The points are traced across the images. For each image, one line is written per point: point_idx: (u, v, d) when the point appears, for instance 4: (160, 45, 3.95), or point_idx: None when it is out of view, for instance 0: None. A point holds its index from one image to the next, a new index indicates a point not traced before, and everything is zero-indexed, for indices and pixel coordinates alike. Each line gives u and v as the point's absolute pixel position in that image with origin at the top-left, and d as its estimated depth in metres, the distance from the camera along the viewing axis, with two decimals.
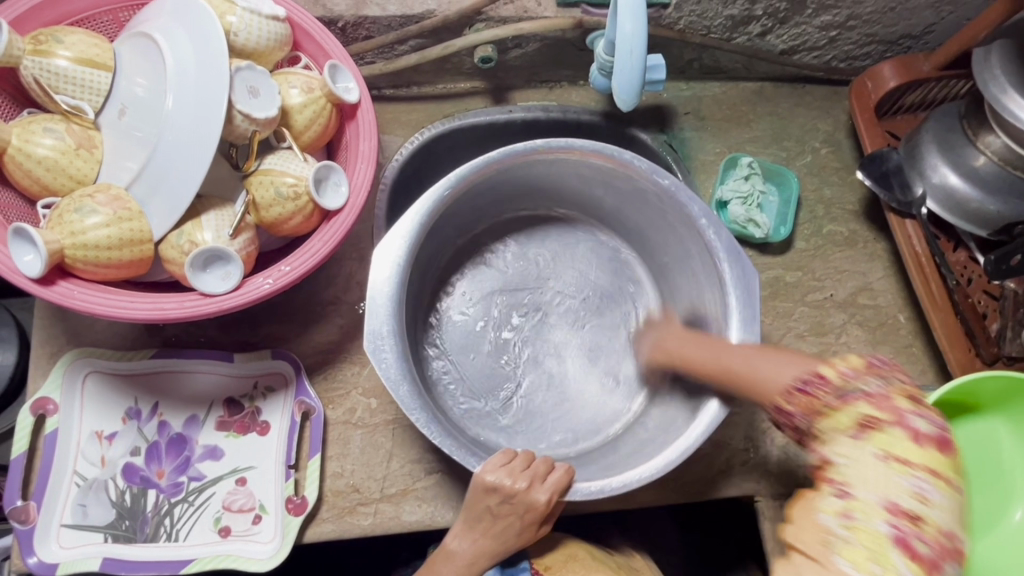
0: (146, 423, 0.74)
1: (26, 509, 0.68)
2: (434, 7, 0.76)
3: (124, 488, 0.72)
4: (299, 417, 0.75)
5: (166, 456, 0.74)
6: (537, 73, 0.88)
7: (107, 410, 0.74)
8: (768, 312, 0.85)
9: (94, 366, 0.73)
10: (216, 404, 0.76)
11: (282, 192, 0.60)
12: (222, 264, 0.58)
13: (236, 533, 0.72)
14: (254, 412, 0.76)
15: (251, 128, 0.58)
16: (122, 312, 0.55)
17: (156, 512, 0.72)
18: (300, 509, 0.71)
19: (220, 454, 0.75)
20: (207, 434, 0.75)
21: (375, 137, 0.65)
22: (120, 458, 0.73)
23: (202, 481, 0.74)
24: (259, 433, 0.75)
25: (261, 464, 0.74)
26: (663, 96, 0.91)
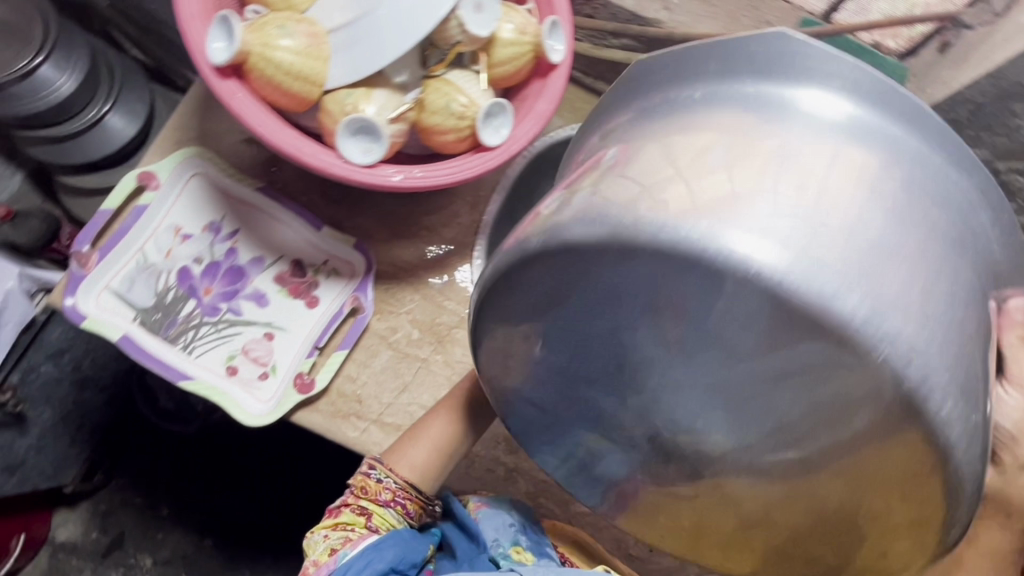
0: (220, 241, 0.77)
1: (86, 256, 0.72)
2: (664, 19, 0.76)
3: (172, 286, 0.75)
4: (346, 310, 0.77)
5: (218, 279, 0.77)
6: None
7: (194, 213, 0.77)
8: None
9: (206, 173, 0.77)
10: (284, 259, 0.78)
11: (451, 106, 0.60)
12: (370, 138, 0.59)
13: (240, 378, 0.73)
14: (312, 283, 0.77)
15: (458, 37, 0.60)
16: (265, 134, 0.56)
17: (185, 321, 0.74)
18: (304, 389, 0.73)
19: (265, 302, 0.77)
20: (263, 278, 0.77)
21: (554, 103, 0.64)
22: (182, 259, 0.76)
23: (237, 318, 0.76)
24: (306, 304, 0.77)
25: (292, 330, 0.76)
26: None
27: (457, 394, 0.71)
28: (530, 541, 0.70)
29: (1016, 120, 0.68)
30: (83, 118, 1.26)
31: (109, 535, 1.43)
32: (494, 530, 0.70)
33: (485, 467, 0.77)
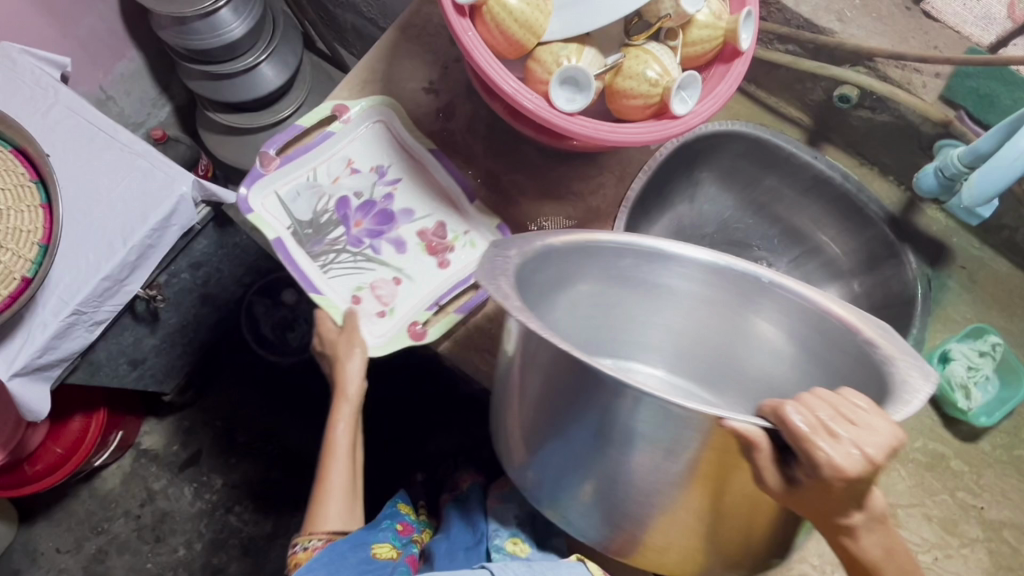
0: (382, 184, 0.84)
1: (271, 159, 0.81)
2: (837, 29, 0.81)
3: (329, 210, 0.82)
4: (472, 280, 0.80)
5: (370, 217, 0.83)
6: (863, 143, 0.92)
7: (368, 152, 0.85)
8: (910, 476, 0.83)
9: (390, 124, 0.85)
10: (433, 219, 0.83)
11: (647, 74, 0.66)
12: (576, 90, 0.65)
13: (361, 308, 0.79)
14: (448, 246, 0.82)
15: (668, 11, 0.66)
16: (490, 72, 0.62)
17: (331, 243, 0.81)
18: (415, 337, 0.77)
19: (403, 249, 0.82)
20: (408, 229, 0.83)
21: (734, 87, 0.69)
22: (347, 189, 0.83)
23: (373, 256, 0.82)
24: (438, 263, 0.82)
25: (418, 282, 0.81)
26: (951, 239, 0.92)
27: (342, 443, 0.79)
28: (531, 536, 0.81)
29: None
30: (241, 62, 1.36)
31: (188, 451, 1.51)
32: (497, 521, 0.83)
33: None
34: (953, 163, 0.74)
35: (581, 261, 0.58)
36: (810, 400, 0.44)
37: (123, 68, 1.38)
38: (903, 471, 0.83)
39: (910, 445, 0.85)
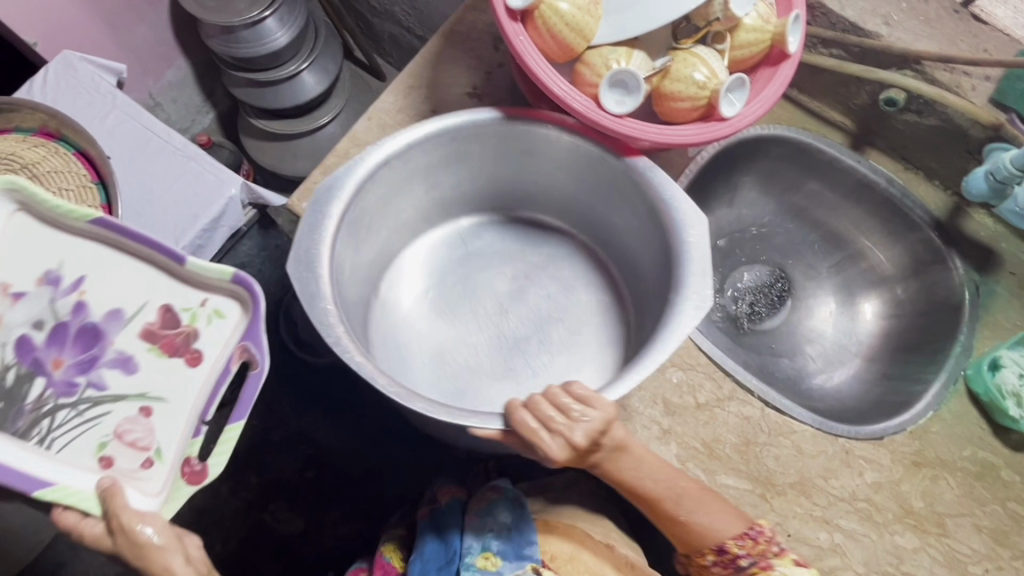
0: (61, 296, 0.62)
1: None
2: (884, 33, 0.80)
3: (12, 364, 0.60)
4: (234, 366, 0.62)
5: (75, 347, 0.61)
6: (907, 147, 0.91)
7: (26, 261, 0.62)
8: (959, 484, 0.82)
9: (30, 207, 0.62)
10: (153, 307, 0.63)
11: (696, 76, 0.66)
12: (625, 91, 0.66)
13: (117, 470, 0.58)
14: (190, 335, 0.62)
15: (716, 15, 0.67)
16: (541, 74, 0.64)
17: (36, 408, 0.59)
18: (195, 479, 0.58)
19: (133, 369, 0.62)
20: (126, 334, 0.62)
21: (782, 89, 0.69)
22: (17, 326, 0.61)
23: (101, 393, 0.61)
24: (187, 361, 0.62)
25: (175, 400, 0.61)
26: (999, 245, 0.91)
27: None
28: (503, 546, 0.79)
29: None
30: (284, 69, 1.39)
31: None
32: (473, 535, 0.82)
33: (644, 424, 0.80)
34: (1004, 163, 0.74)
35: (382, 181, 0.72)
36: (539, 405, 0.60)
37: (172, 75, 1.43)
38: (952, 479, 0.82)
39: (959, 454, 0.83)
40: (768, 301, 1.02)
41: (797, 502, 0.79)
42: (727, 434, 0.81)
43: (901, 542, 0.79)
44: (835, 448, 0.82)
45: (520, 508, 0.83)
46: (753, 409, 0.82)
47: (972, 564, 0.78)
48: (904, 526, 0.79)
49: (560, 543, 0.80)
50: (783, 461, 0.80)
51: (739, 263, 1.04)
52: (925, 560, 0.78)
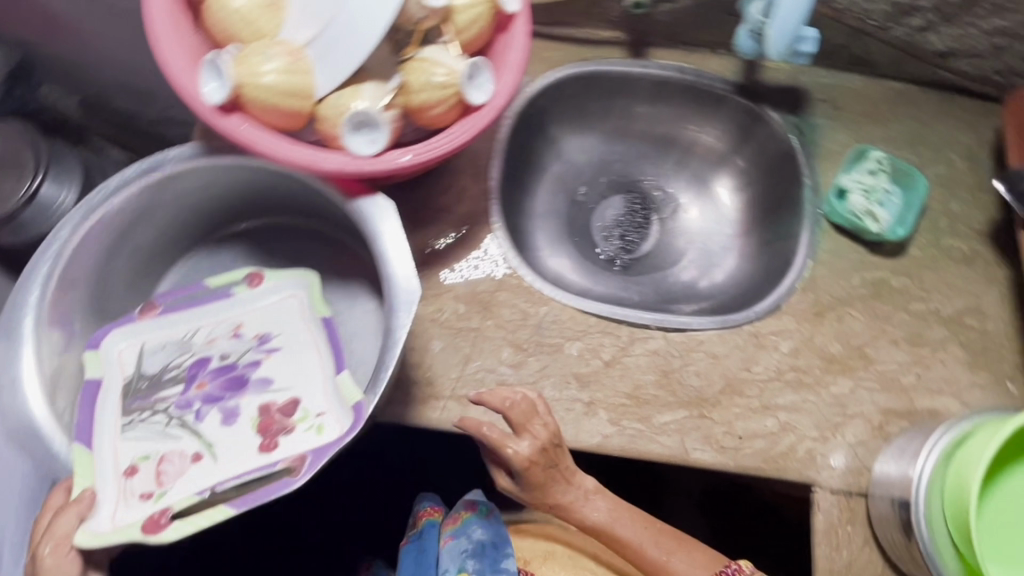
0: (257, 348, 0.72)
1: (152, 308, 0.75)
2: None
3: (185, 369, 0.71)
4: (281, 468, 0.63)
5: (219, 378, 0.71)
6: (680, 32, 0.90)
7: (260, 315, 0.74)
8: (865, 312, 0.84)
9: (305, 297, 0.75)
10: (287, 395, 0.69)
11: (434, 80, 0.64)
12: (371, 130, 0.62)
13: (128, 484, 0.64)
14: (283, 429, 0.66)
15: (420, 15, 0.63)
16: (279, 154, 0.61)
17: (157, 402, 0.69)
18: (153, 529, 0.60)
19: (232, 422, 0.68)
20: (251, 399, 0.69)
21: (525, 51, 0.68)
22: (203, 347, 0.73)
23: (197, 421, 0.68)
24: (261, 448, 0.66)
25: (222, 463, 0.65)
26: (800, 80, 0.92)
27: None
28: (478, 562, 0.87)
29: None
30: None
31: None
32: (447, 560, 0.89)
33: (565, 407, 0.79)
34: (758, 9, 0.76)
35: (83, 256, 0.71)
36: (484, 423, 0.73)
37: None
38: (857, 311, 0.84)
39: (850, 286, 0.85)
40: (635, 229, 1.05)
41: (732, 403, 0.81)
42: (644, 375, 0.81)
43: (837, 392, 0.82)
44: (744, 337, 0.83)
45: (490, 525, 0.91)
46: (656, 340, 0.82)
47: (902, 377, 0.82)
48: (833, 374, 0.82)
49: (531, 545, 0.91)
50: (705, 372, 0.81)
51: (597, 204, 1.05)
52: (863, 396, 0.82)
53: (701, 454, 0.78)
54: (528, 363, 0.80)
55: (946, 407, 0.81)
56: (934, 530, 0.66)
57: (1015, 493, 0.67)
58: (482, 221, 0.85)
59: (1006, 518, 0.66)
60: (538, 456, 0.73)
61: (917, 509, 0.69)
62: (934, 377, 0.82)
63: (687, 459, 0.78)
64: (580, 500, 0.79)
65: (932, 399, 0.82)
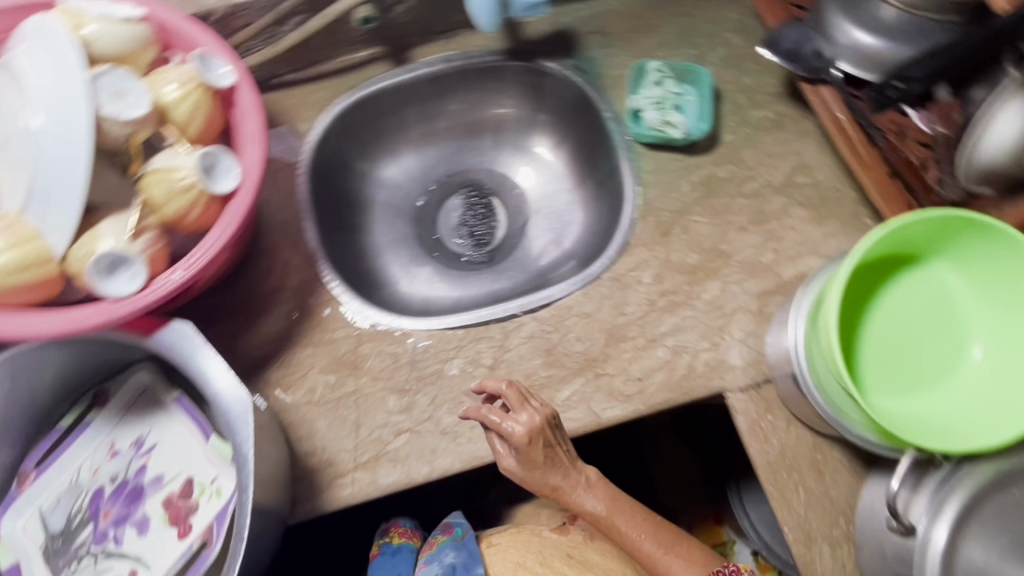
0: (139, 455, 0.72)
1: (27, 476, 0.72)
2: None
3: (82, 509, 0.70)
4: (196, 545, 0.67)
5: (119, 501, 0.71)
6: (430, 25, 0.88)
7: (129, 422, 0.74)
8: (705, 212, 0.85)
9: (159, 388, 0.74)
10: (181, 479, 0.70)
11: (174, 187, 0.61)
12: (128, 266, 0.59)
13: None
14: (191, 508, 0.69)
15: (125, 131, 0.59)
16: (39, 332, 0.57)
17: (77, 547, 0.69)
18: None
19: (146, 529, 0.69)
20: (155, 501, 0.70)
21: (259, 117, 0.66)
22: (89, 480, 0.72)
23: (119, 547, 0.69)
24: (181, 535, 0.68)
25: (156, 563, 0.68)
26: (563, 21, 0.91)
27: None
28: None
29: None
30: None
31: None
32: None
33: (468, 427, 0.78)
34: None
35: None
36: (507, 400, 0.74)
37: None
38: (699, 214, 0.85)
39: (683, 194, 0.86)
40: (481, 220, 1.03)
41: (620, 351, 0.80)
42: (530, 363, 0.80)
43: (710, 298, 0.82)
44: (607, 285, 0.83)
45: (462, 545, 0.89)
46: (529, 325, 0.82)
47: (762, 257, 0.84)
48: (700, 282, 0.83)
49: (502, 558, 0.88)
50: (584, 334, 0.81)
51: (438, 211, 1.03)
52: (735, 290, 0.83)
53: (610, 412, 0.78)
54: (416, 402, 0.79)
55: (810, 267, 0.83)
56: (823, 388, 0.68)
57: (885, 325, 0.70)
58: (317, 286, 0.83)
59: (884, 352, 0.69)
60: (538, 431, 0.72)
61: (801, 369, 0.71)
62: (790, 245, 0.84)
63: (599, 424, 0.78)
64: (581, 486, 0.77)
65: (795, 265, 0.83)
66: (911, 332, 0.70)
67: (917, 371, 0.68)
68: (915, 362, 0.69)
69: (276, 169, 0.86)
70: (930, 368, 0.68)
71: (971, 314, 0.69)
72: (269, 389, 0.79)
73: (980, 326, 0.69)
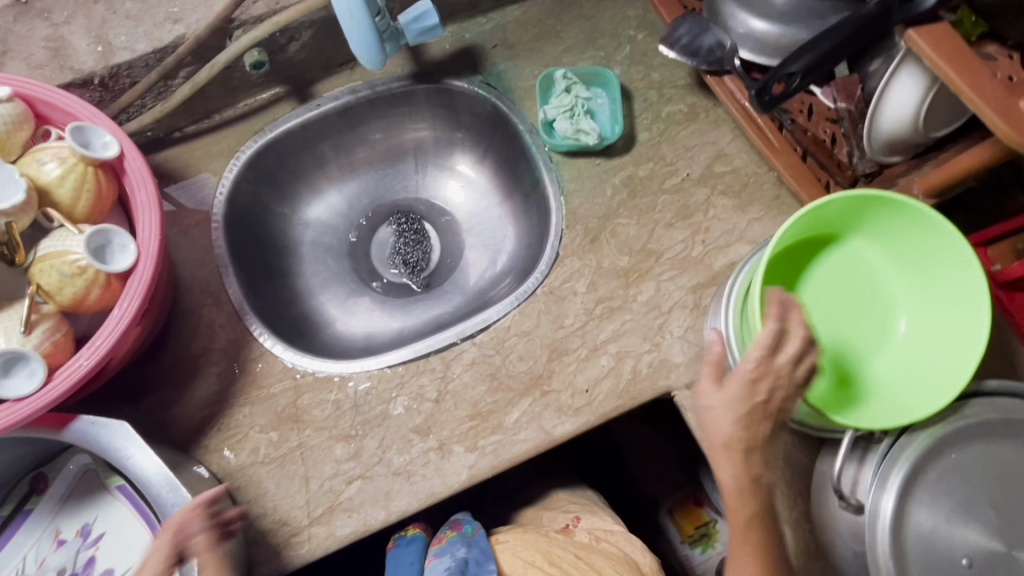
0: (85, 545, 0.68)
1: None
2: (184, 30, 0.73)
3: None
4: None
5: None
6: (330, 59, 0.86)
7: (74, 509, 0.70)
8: (631, 214, 0.85)
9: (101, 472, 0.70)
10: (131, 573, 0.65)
11: (65, 271, 0.58)
12: (25, 363, 0.56)
13: None
14: None
15: (2, 221, 0.56)
16: None
17: None
18: None
19: None
20: None
21: (151, 184, 0.63)
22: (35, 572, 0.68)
23: None
24: None
25: None
26: (466, 38, 0.90)
27: None
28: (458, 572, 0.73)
29: None
30: None
31: None
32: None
33: (421, 465, 0.76)
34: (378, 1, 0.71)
35: None
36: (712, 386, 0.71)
37: None
38: (625, 216, 0.85)
39: (608, 199, 0.85)
40: (414, 245, 1.00)
41: (564, 364, 0.80)
42: (475, 390, 0.79)
43: (646, 299, 0.82)
44: (543, 299, 0.83)
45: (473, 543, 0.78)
46: (469, 351, 0.81)
47: (692, 252, 0.84)
48: (635, 285, 0.82)
49: (511, 555, 0.76)
50: (526, 353, 0.80)
51: (370, 243, 1.00)
52: (669, 288, 0.82)
53: (561, 427, 0.77)
54: (365, 446, 0.77)
55: (740, 255, 0.84)
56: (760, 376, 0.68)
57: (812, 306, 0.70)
58: (247, 342, 0.80)
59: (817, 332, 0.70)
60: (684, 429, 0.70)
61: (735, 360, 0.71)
62: (718, 235, 0.84)
63: (552, 441, 0.77)
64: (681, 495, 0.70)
65: (725, 255, 0.84)
66: (838, 307, 0.71)
67: (848, 349, 0.69)
68: (843, 340, 0.70)
69: (189, 227, 0.82)
70: (859, 344, 0.69)
71: (890, 287, 0.70)
72: (210, 457, 0.76)
73: (904, 299, 0.70)
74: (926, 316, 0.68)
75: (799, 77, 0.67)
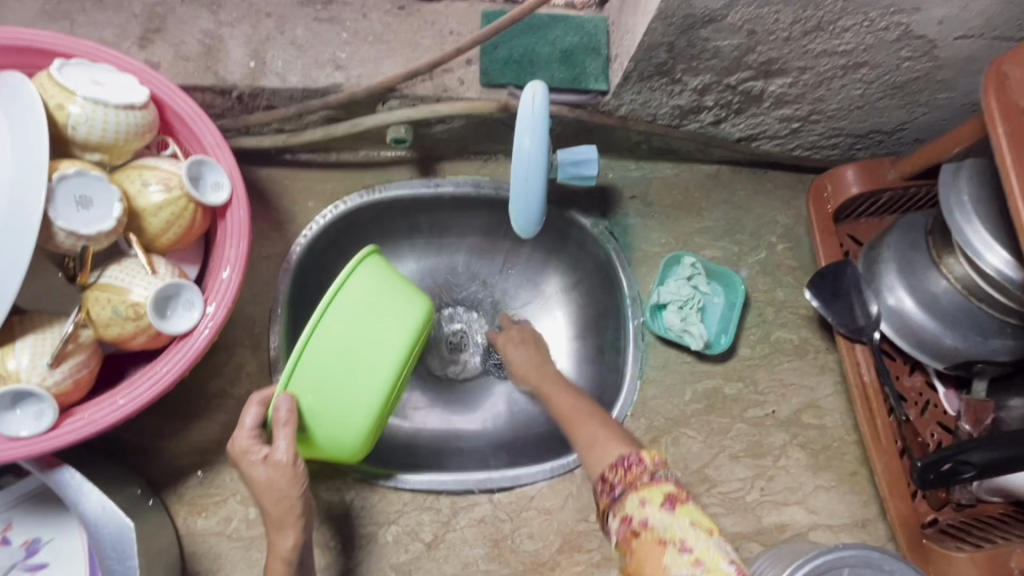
0: (22, 566, 0.62)
1: None
2: (342, 81, 0.68)
3: None
4: None
5: None
6: (467, 146, 0.81)
7: (35, 515, 0.64)
8: (700, 429, 0.78)
9: None
10: None
11: (120, 311, 0.52)
12: (36, 401, 0.50)
13: None
14: None
15: (79, 244, 0.51)
16: None
17: None
18: None
19: None
20: None
21: (245, 242, 0.58)
22: None
23: None
24: None
25: None
26: (608, 176, 0.85)
27: None
28: None
29: (710, 44, 0.61)
30: None
31: None
32: None
33: None
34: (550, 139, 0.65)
35: None
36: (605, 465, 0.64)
37: None
38: (693, 428, 0.78)
39: (683, 403, 0.79)
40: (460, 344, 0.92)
41: (572, 562, 0.73)
42: (472, 550, 0.72)
43: None
44: (578, 482, 0.75)
45: None
46: (482, 506, 0.74)
47: (746, 495, 0.77)
48: None
49: None
50: (538, 533, 0.73)
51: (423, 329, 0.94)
52: None
53: None
54: (338, 563, 0.70)
55: (793, 519, 0.77)
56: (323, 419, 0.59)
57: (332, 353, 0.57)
58: None
59: (340, 413, 0.59)
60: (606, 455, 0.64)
61: None
62: (779, 488, 0.78)
63: None
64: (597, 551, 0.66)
65: (778, 513, 0.77)
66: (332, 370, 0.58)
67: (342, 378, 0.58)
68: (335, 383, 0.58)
69: (259, 257, 0.77)
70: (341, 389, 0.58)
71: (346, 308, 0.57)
72: (179, 506, 0.70)
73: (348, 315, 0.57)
74: (347, 323, 0.57)
75: (976, 469, 0.63)
